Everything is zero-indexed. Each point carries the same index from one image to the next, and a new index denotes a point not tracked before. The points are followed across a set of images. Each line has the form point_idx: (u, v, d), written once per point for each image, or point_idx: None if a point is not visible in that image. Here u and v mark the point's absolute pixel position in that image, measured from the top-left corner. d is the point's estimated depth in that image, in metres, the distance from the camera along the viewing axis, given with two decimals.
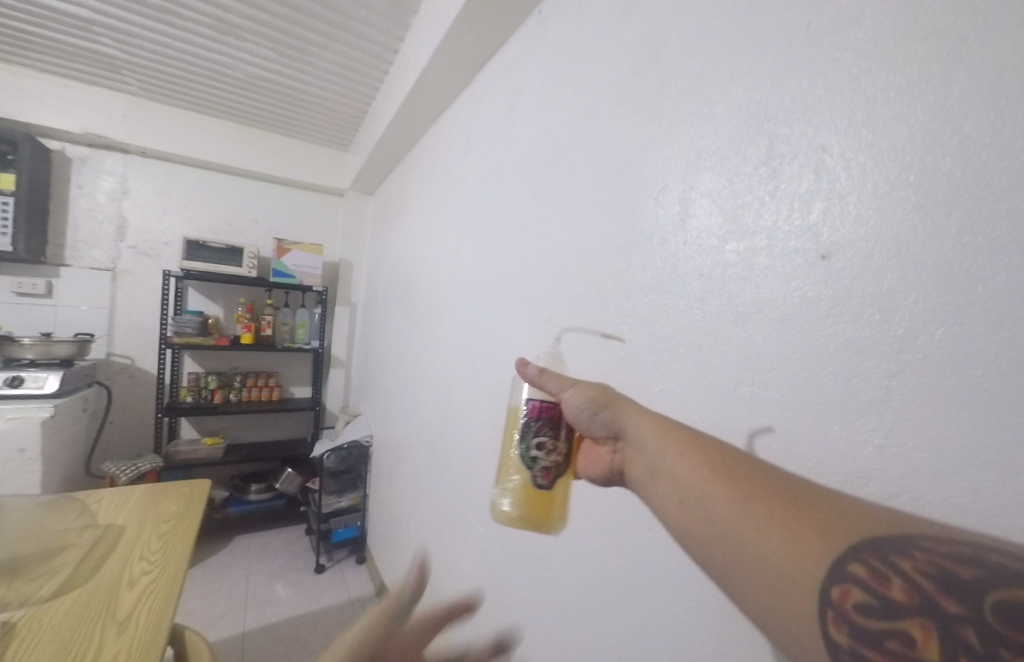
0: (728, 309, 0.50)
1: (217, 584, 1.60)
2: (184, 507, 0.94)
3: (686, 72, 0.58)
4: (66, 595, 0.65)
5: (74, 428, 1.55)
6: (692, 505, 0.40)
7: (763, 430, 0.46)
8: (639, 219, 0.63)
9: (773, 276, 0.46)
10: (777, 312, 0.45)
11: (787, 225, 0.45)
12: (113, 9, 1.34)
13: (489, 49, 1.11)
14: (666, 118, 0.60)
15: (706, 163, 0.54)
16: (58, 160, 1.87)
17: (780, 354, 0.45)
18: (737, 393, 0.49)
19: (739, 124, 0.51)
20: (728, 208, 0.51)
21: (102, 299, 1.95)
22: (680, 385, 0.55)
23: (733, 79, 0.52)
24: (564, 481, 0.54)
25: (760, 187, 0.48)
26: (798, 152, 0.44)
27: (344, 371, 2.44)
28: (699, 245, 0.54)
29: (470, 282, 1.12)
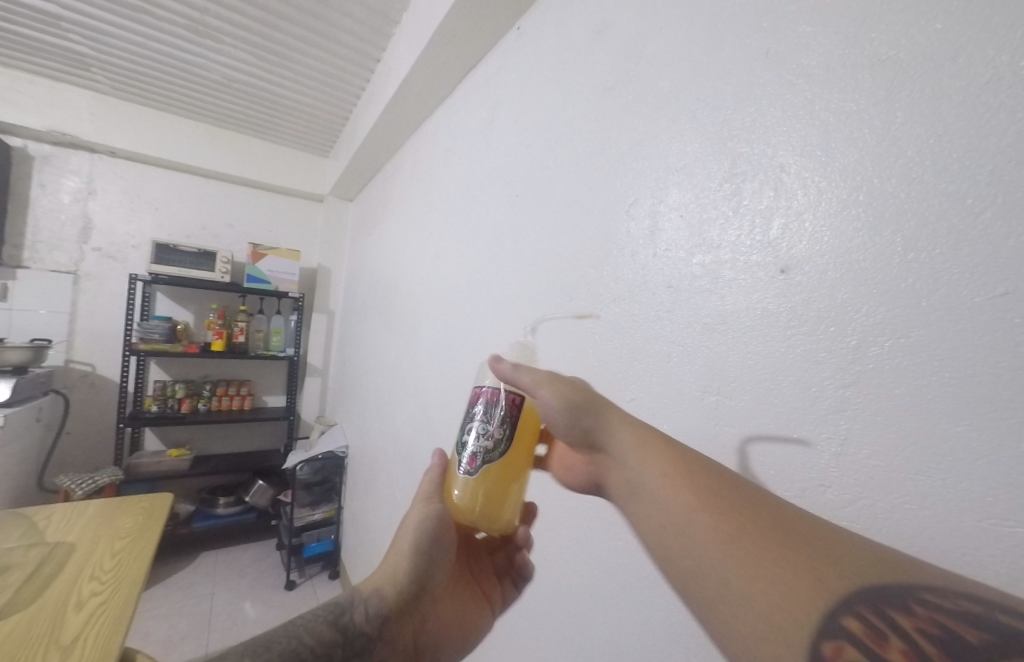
0: (695, 320, 0.51)
1: (179, 603, 1.53)
2: (143, 522, 0.90)
3: (656, 90, 0.60)
4: (5, 619, 0.60)
5: (26, 438, 1.47)
6: (677, 532, 0.38)
7: (728, 439, 0.47)
8: (612, 231, 0.64)
9: (736, 288, 0.47)
10: (740, 324, 0.47)
11: (749, 240, 0.47)
12: (83, 5, 1.31)
13: (468, 61, 1.13)
14: (637, 134, 0.62)
15: (674, 179, 0.56)
16: (19, 157, 1.79)
17: (743, 365, 0.46)
18: (703, 403, 0.49)
19: (704, 141, 0.52)
20: (695, 222, 0.52)
21: (62, 302, 1.86)
22: (650, 394, 0.55)
23: (699, 98, 0.54)
24: (498, 478, 0.48)
25: (724, 203, 0.49)
26: (759, 171, 0.46)
27: (319, 379, 2.39)
28: (667, 258, 0.55)
29: (447, 290, 1.12)
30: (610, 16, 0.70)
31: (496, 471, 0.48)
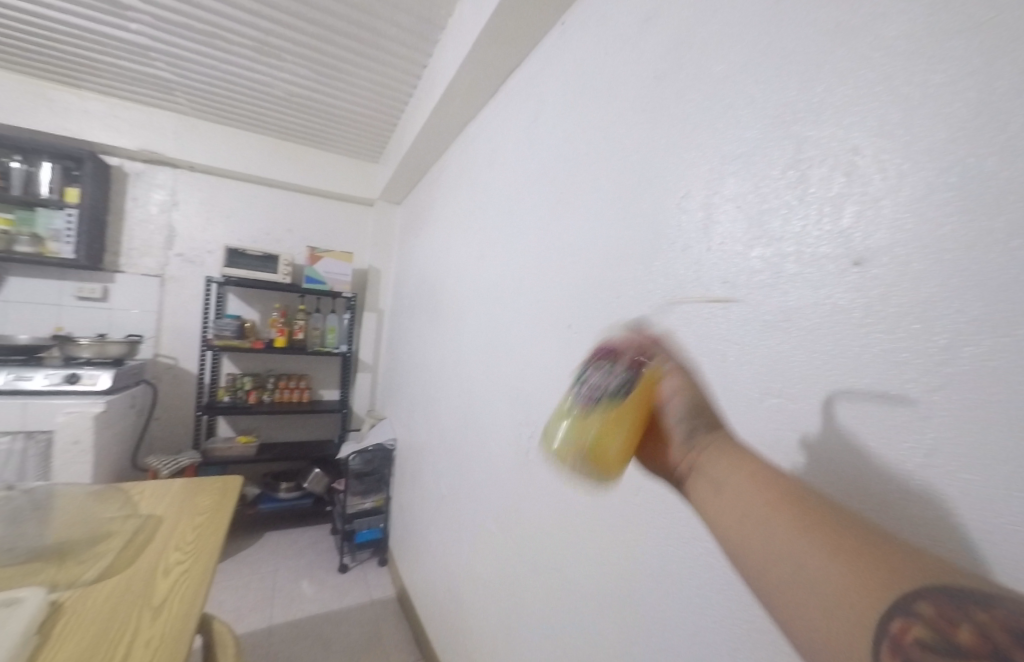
0: (755, 317, 0.49)
1: (248, 577, 1.67)
2: (219, 501, 0.99)
3: (711, 76, 0.58)
4: (109, 579, 0.69)
5: (122, 423, 1.66)
6: (751, 528, 0.31)
7: (791, 440, 0.44)
8: (663, 225, 0.62)
9: (802, 283, 0.45)
10: (807, 320, 0.44)
11: (816, 231, 0.44)
12: (168, 35, 1.45)
13: (512, 62, 1.14)
14: (690, 123, 0.60)
15: (730, 169, 0.53)
16: (117, 174, 2.02)
17: (809, 364, 0.43)
18: (763, 404, 0.47)
19: (764, 127, 0.50)
20: (754, 213, 0.50)
21: (151, 303, 2.08)
22: (705, 394, 0.54)
23: (759, 82, 0.51)
24: (619, 426, 0.37)
25: (787, 192, 0.47)
26: (828, 156, 0.44)
27: (370, 375, 2.51)
28: (723, 251, 0.53)
29: (492, 289, 1.14)
30: (659, 4, 0.68)
31: (620, 416, 0.37)
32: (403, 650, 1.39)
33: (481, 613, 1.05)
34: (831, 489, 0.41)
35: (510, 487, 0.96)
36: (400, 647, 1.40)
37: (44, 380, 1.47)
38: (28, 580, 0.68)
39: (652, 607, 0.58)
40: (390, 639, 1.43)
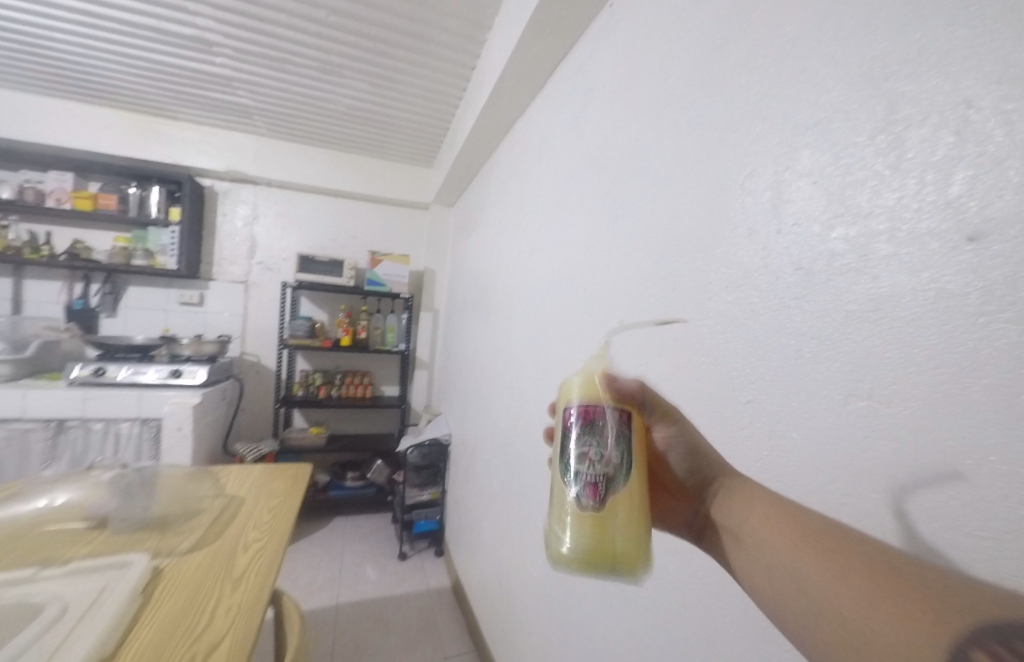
0: (836, 307, 0.43)
1: (319, 558, 1.81)
2: (291, 485, 1.09)
3: (779, 38, 0.52)
4: (200, 550, 0.79)
5: (215, 413, 1.88)
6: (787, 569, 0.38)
7: (884, 445, 0.39)
8: (724, 209, 0.58)
9: (897, 265, 0.39)
10: (903, 309, 0.38)
11: (915, 203, 0.38)
12: (247, 66, 1.61)
13: (559, 52, 1.12)
14: (755, 93, 0.55)
15: (805, 140, 0.48)
16: (209, 194, 2.28)
17: (907, 359, 0.38)
18: (848, 409, 0.42)
19: (846, 87, 0.44)
20: (835, 189, 0.45)
21: (238, 306, 2.33)
22: (774, 394, 0.49)
23: (839, 37, 0.45)
24: (633, 502, 0.40)
25: (877, 160, 0.41)
26: (930, 112, 0.38)
27: (427, 372, 2.61)
28: (796, 234, 0.48)
29: (543, 285, 1.14)
30: None
31: (628, 499, 0.40)
32: (458, 641, 1.42)
33: (530, 611, 1.05)
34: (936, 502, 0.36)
35: None
36: (456, 637, 1.44)
37: (155, 374, 1.72)
38: (137, 546, 0.79)
39: (713, 627, 0.54)
40: (447, 629, 1.48)
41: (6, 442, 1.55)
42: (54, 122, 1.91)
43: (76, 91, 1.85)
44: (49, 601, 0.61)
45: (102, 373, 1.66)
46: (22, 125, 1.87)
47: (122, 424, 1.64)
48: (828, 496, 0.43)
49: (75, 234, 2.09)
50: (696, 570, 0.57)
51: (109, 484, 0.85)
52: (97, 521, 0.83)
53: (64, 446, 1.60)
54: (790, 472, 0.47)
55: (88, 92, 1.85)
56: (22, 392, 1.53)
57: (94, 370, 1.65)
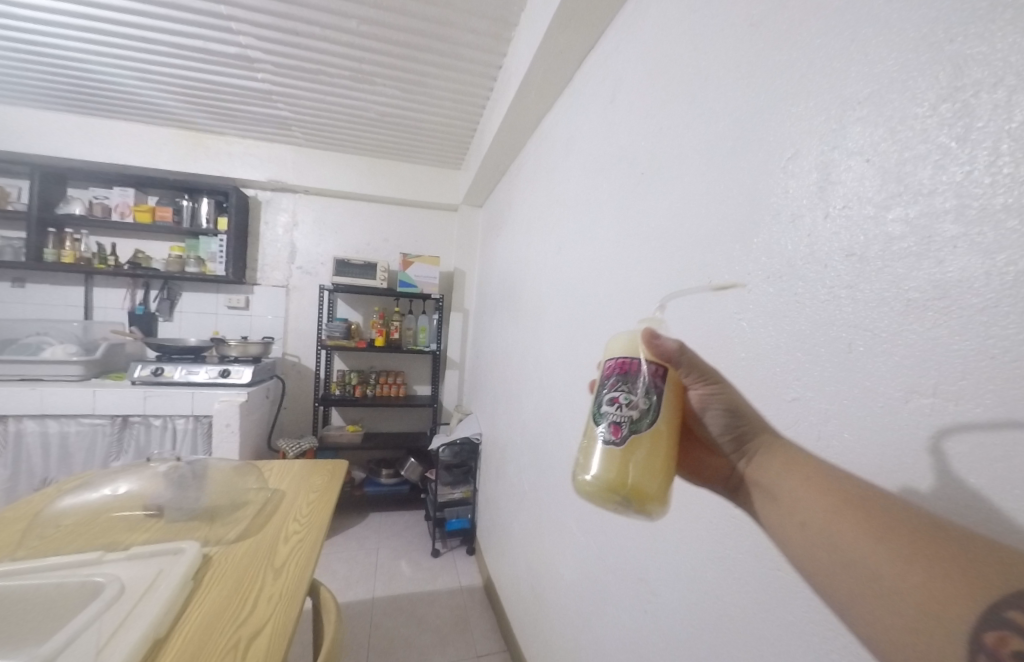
0: (895, 295, 0.40)
1: (356, 552, 1.87)
2: (329, 481, 1.13)
3: (825, 8, 0.49)
4: (245, 541, 0.83)
5: (260, 410, 1.98)
6: (818, 530, 0.36)
7: (953, 446, 0.35)
8: (764, 195, 0.54)
9: (966, 247, 0.35)
10: (974, 295, 0.34)
11: (986, 178, 0.34)
12: (286, 79, 1.69)
13: (586, 45, 1.11)
14: (798, 69, 0.51)
15: (855, 115, 0.44)
16: (253, 203, 2.41)
17: (981, 350, 0.34)
18: (909, 407, 0.38)
19: (902, 54, 0.40)
20: (891, 166, 0.41)
21: (280, 309, 2.45)
22: (820, 390, 0.46)
23: (893, 3, 0.42)
24: (654, 453, 0.41)
25: (940, 132, 0.37)
26: (1003, 77, 0.34)
27: (457, 371, 2.65)
28: (847, 217, 0.45)
29: (571, 282, 1.12)
30: None
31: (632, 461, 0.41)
32: (490, 640, 1.42)
33: (561, 611, 1.04)
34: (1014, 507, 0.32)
35: None
36: (488, 635, 1.44)
37: (207, 374, 1.83)
38: (189, 534, 0.84)
39: (758, 641, 0.50)
40: (479, 627, 1.48)
41: (78, 436, 1.70)
42: (117, 142, 2.08)
43: (137, 112, 2.00)
44: (111, 582, 0.65)
45: (160, 373, 1.78)
46: (91, 146, 2.05)
47: (178, 421, 1.76)
48: None
49: (135, 245, 2.26)
50: (733, 574, 0.54)
51: (166, 475, 0.92)
52: (154, 510, 0.89)
53: (128, 440, 1.74)
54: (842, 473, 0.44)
55: (145, 114, 2.01)
56: (92, 390, 1.68)
57: (153, 370, 1.78)
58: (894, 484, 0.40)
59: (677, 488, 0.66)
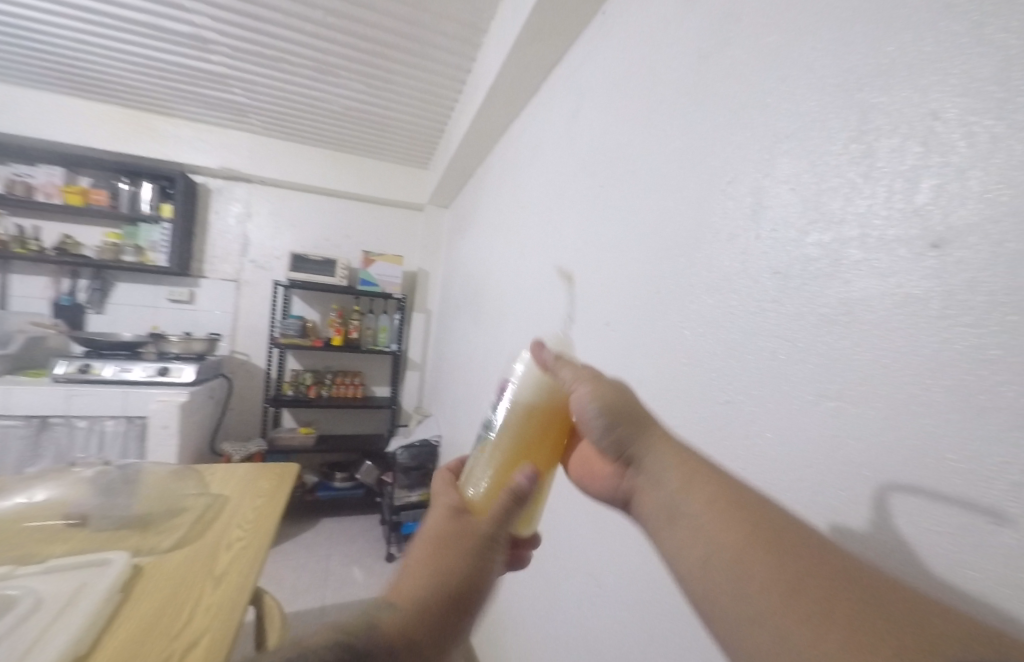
0: (811, 311, 0.44)
1: (304, 560, 1.79)
2: (277, 485, 1.08)
3: (762, 47, 0.53)
4: (181, 550, 0.78)
5: (202, 411, 1.87)
6: (719, 559, 0.35)
7: (851, 449, 0.39)
8: (706, 214, 0.58)
9: (867, 271, 0.39)
10: (872, 313, 0.38)
11: (884, 210, 0.38)
12: (242, 63, 1.61)
13: (553, 57, 1.13)
14: (739, 100, 0.55)
15: (784, 147, 0.49)
16: (202, 191, 2.27)
17: (876, 364, 0.38)
18: (820, 412, 0.42)
19: (823, 96, 0.45)
20: (811, 195, 0.45)
21: (229, 304, 2.32)
22: (749, 396, 0.50)
23: (817, 49, 0.46)
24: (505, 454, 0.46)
25: (850, 168, 0.42)
26: (899, 124, 0.38)
27: (417, 373, 2.61)
28: (774, 239, 0.49)
29: (533, 287, 1.15)
30: None
31: (498, 450, 0.46)
32: None
33: (515, 611, 1.06)
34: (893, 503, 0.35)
35: None
36: None
37: (142, 371, 1.71)
38: (118, 544, 0.78)
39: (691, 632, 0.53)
40: None
41: None
42: (46, 116, 1.90)
43: (70, 85, 1.84)
44: (26, 596, 0.60)
45: (86, 370, 1.64)
46: (13, 118, 1.86)
47: (107, 422, 1.62)
48: (797, 497, 0.43)
49: (64, 229, 2.07)
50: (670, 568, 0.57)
51: (92, 480, 0.84)
52: (77, 519, 0.81)
53: (47, 443, 1.58)
54: (764, 473, 0.47)
55: (80, 87, 1.84)
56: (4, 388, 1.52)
57: (80, 367, 1.64)
58: (802, 484, 0.43)
59: None
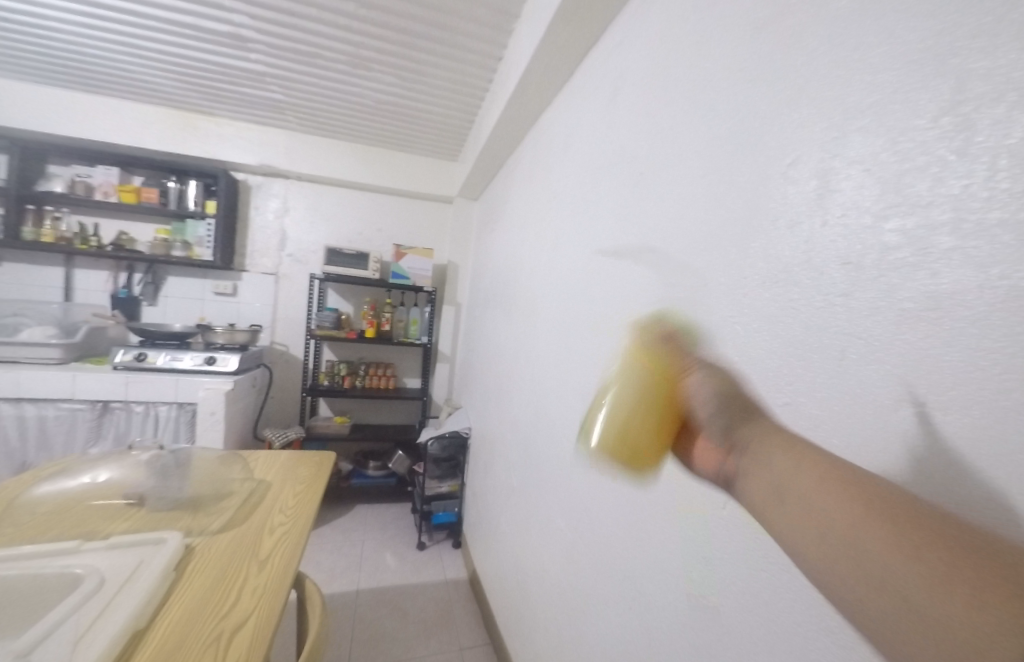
0: (889, 305, 0.40)
1: (341, 544, 1.86)
2: (316, 472, 1.12)
3: (830, 15, 0.49)
4: (229, 532, 0.81)
5: (246, 399, 1.95)
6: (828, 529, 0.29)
7: (938, 456, 0.36)
8: (762, 201, 0.55)
9: (961, 260, 0.35)
10: (966, 307, 0.35)
11: (984, 192, 0.34)
12: (280, 61, 1.65)
13: (588, 41, 1.09)
14: (802, 75, 0.51)
15: (856, 124, 0.44)
16: (243, 188, 2.36)
17: (971, 363, 0.34)
18: (898, 415, 0.39)
19: (906, 66, 0.40)
20: (891, 176, 0.41)
21: (268, 297, 2.41)
22: (810, 397, 0.47)
23: (901, 12, 0.41)
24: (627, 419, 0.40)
25: (941, 145, 0.37)
26: (1005, 93, 0.34)
27: (448, 365, 2.64)
28: (844, 227, 0.45)
29: (566, 280, 1.12)
30: None
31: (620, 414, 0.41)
32: (473, 633, 1.43)
33: (547, 609, 1.05)
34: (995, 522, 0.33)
35: (577, 480, 0.95)
36: (472, 628, 1.45)
37: (191, 361, 1.80)
38: (172, 524, 0.82)
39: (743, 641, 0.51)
40: (462, 620, 1.49)
41: (56, 421, 1.66)
42: (102, 118, 2.02)
43: (123, 88, 1.93)
44: (89, 573, 0.64)
45: (142, 359, 1.74)
46: (74, 122, 1.98)
47: (161, 408, 1.72)
48: None
49: (119, 226, 2.20)
50: (721, 575, 0.55)
51: (147, 464, 0.89)
52: (136, 499, 0.87)
53: (108, 426, 1.70)
54: None
55: (133, 90, 1.94)
56: (72, 374, 1.63)
57: (136, 355, 1.74)
58: None
59: (667, 490, 0.66)
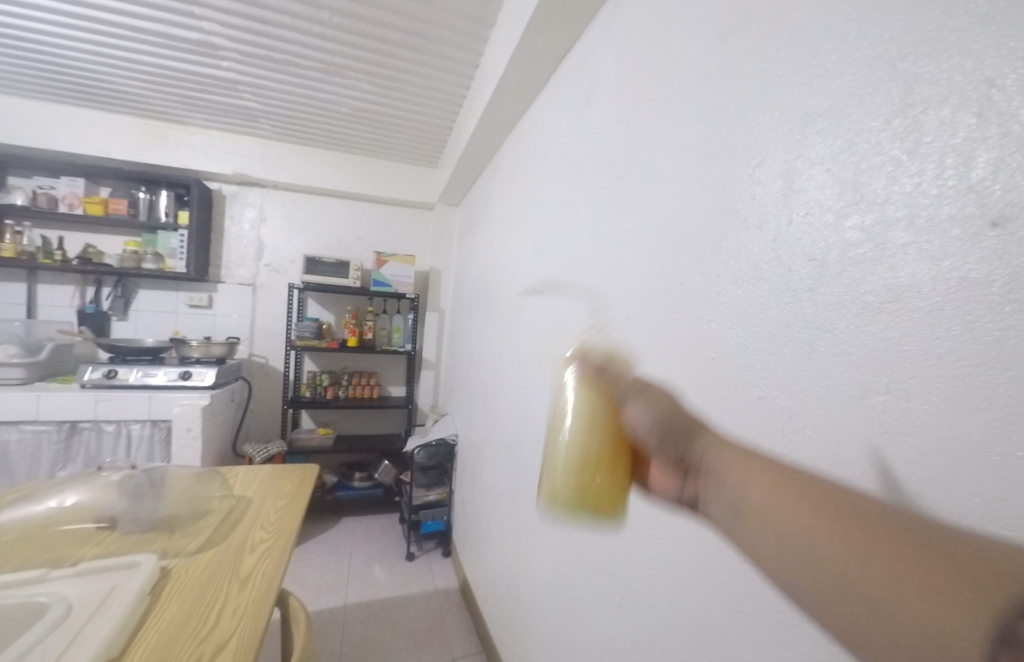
0: (853, 299, 0.41)
1: (326, 559, 1.82)
2: (298, 486, 1.09)
3: (787, 23, 0.51)
4: (208, 551, 0.79)
5: (224, 414, 1.90)
6: (795, 549, 0.32)
7: (903, 443, 0.37)
8: (732, 201, 0.56)
9: (916, 254, 0.37)
10: (923, 298, 0.36)
11: (934, 189, 0.36)
12: (252, 69, 1.63)
13: (561, 48, 1.11)
14: (765, 80, 0.53)
15: (815, 127, 0.46)
16: (217, 198, 2.31)
17: (929, 352, 0.36)
18: (865, 405, 0.40)
19: (859, 71, 0.42)
20: (849, 175, 0.43)
21: (246, 308, 2.36)
22: (783, 391, 0.48)
23: (854, 20, 0.43)
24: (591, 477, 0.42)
25: (894, 145, 0.39)
26: (949, 95, 0.35)
27: (432, 372, 2.62)
28: (808, 225, 0.46)
29: (548, 283, 1.13)
30: None
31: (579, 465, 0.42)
32: (465, 643, 1.41)
33: (539, 612, 1.04)
34: (955, 506, 0.34)
35: None
36: (463, 638, 1.43)
37: (165, 376, 1.74)
38: (147, 546, 0.79)
39: (730, 633, 0.52)
40: (453, 630, 1.47)
41: (20, 444, 1.58)
42: (65, 129, 1.95)
43: (88, 98, 1.87)
44: (56, 602, 0.61)
45: (113, 376, 1.68)
46: (36, 134, 1.91)
47: (133, 426, 1.66)
48: None
49: (86, 239, 2.12)
50: (707, 570, 0.56)
51: (119, 484, 0.86)
52: (107, 522, 0.83)
53: (77, 447, 1.63)
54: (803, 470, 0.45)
55: (98, 100, 1.88)
56: (36, 394, 1.56)
57: (106, 372, 1.67)
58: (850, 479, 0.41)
59: None
